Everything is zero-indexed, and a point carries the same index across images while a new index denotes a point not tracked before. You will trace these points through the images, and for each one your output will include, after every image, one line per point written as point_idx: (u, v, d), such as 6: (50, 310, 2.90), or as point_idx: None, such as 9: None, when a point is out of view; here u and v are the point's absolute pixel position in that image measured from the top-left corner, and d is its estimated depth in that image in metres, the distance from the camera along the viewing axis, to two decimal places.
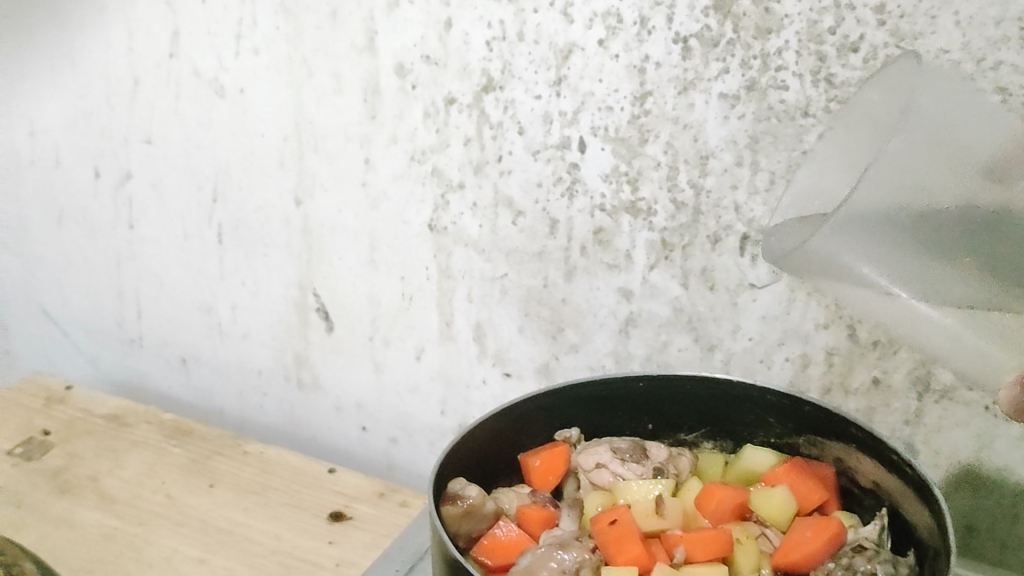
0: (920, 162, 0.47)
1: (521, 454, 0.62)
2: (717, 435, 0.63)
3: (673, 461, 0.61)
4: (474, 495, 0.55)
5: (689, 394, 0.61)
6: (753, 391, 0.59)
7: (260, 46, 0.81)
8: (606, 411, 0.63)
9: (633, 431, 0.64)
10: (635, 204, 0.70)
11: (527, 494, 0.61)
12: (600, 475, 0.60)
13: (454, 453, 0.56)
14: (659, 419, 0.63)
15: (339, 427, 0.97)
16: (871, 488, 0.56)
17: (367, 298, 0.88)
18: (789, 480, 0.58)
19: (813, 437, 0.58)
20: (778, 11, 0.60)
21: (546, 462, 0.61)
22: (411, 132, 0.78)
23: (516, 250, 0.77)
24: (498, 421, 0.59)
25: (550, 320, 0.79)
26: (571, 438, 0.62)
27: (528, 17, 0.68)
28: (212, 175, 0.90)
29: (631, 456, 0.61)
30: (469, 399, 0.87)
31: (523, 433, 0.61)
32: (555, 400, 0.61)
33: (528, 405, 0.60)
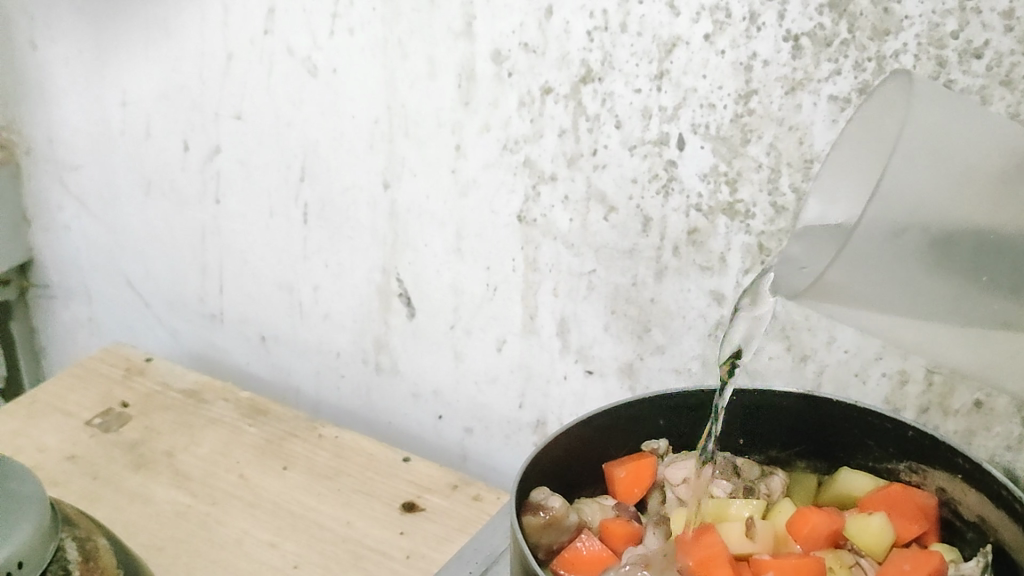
0: (926, 184, 0.45)
1: (606, 465, 0.60)
2: (812, 455, 0.60)
3: (764, 482, 0.59)
4: (557, 506, 0.54)
5: (784, 409, 0.59)
6: (854, 412, 0.57)
7: (355, 26, 0.80)
8: (696, 425, 0.60)
9: (724, 447, 0.62)
10: (734, 205, 0.68)
11: (611, 506, 0.59)
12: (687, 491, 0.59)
13: (537, 461, 0.55)
14: (752, 434, 0.61)
15: (415, 414, 0.96)
16: (976, 522, 0.53)
17: (450, 286, 0.87)
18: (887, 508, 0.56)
19: (915, 463, 0.56)
20: (897, 11, 0.57)
21: (633, 473, 0.59)
22: (505, 121, 0.76)
23: (606, 246, 0.75)
24: (585, 429, 0.57)
25: (637, 319, 0.77)
26: (658, 450, 0.60)
27: (632, 8, 0.66)
28: (300, 154, 0.89)
29: (721, 473, 0.60)
30: (548, 394, 0.86)
31: (610, 443, 0.60)
32: (644, 411, 0.59)
33: (618, 414, 0.58)
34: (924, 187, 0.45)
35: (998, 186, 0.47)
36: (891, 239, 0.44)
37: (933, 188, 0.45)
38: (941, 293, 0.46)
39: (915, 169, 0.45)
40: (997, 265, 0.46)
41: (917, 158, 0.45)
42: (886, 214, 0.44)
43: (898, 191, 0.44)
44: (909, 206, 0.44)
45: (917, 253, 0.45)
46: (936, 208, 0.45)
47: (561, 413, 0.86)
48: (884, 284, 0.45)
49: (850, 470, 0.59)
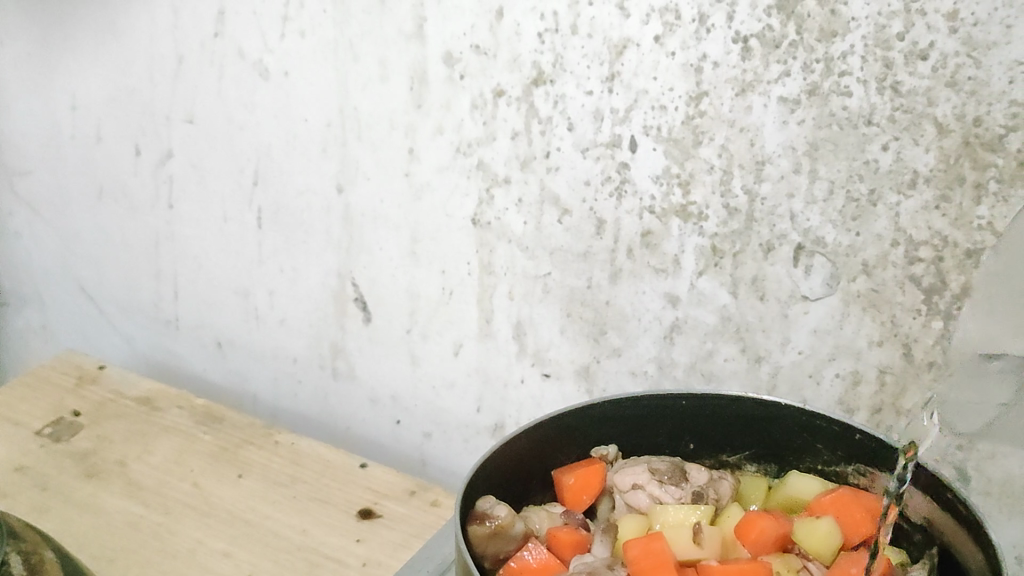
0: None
1: (555, 471, 0.60)
2: (761, 458, 0.60)
3: (713, 486, 0.59)
4: (503, 515, 0.53)
5: (733, 415, 0.59)
6: (802, 415, 0.57)
7: (306, 29, 0.79)
8: (645, 429, 0.60)
9: (673, 450, 0.61)
10: (686, 207, 0.68)
11: (560, 515, 0.59)
12: (637, 498, 0.58)
13: (482, 470, 0.54)
14: (703, 439, 0.60)
15: (373, 419, 0.96)
16: (922, 524, 0.53)
17: (406, 290, 0.86)
18: (836, 511, 0.56)
19: (863, 466, 0.56)
20: (844, 13, 0.57)
21: (581, 481, 0.59)
22: (458, 124, 0.75)
23: (561, 249, 0.75)
24: (530, 436, 0.57)
25: (592, 322, 0.76)
26: (608, 456, 0.60)
27: (582, 10, 0.66)
28: (253, 157, 0.89)
29: (670, 478, 0.59)
30: (505, 398, 0.85)
31: (560, 449, 0.59)
32: (592, 417, 0.59)
33: (565, 420, 0.58)
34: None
35: None
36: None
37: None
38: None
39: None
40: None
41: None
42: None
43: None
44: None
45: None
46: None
47: (518, 417, 0.85)
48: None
49: (798, 473, 0.59)
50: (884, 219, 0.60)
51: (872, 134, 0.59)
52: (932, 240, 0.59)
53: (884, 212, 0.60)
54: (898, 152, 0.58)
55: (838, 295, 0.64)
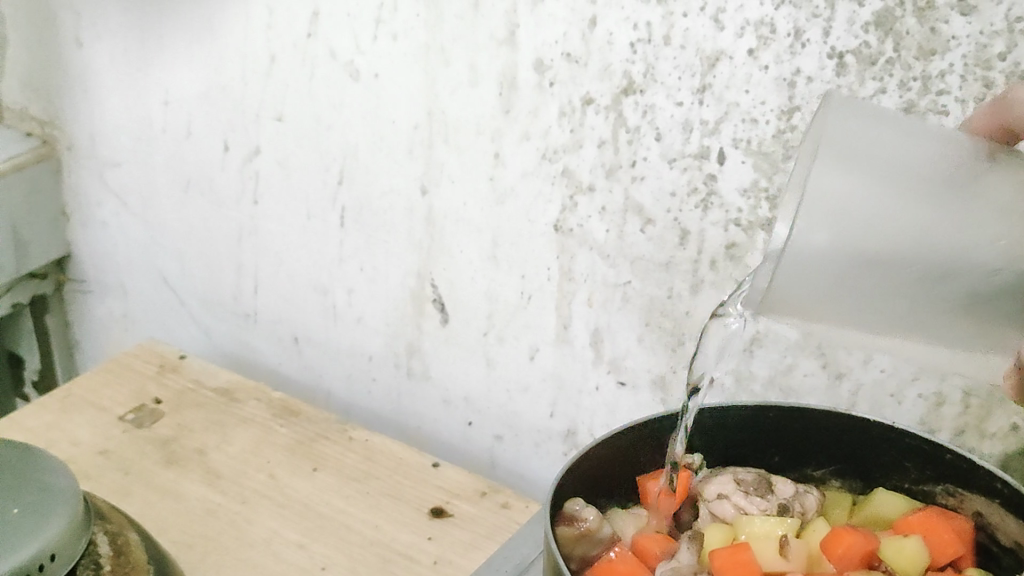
0: (866, 211, 0.46)
1: (640, 476, 0.60)
2: (847, 474, 0.60)
3: (799, 499, 0.58)
4: (591, 519, 0.55)
5: (821, 429, 0.58)
6: (892, 432, 0.56)
7: (399, 32, 0.80)
8: (732, 439, 0.60)
9: (758, 461, 0.61)
10: (772, 221, 0.68)
11: (647, 519, 0.60)
12: (722, 507, 0.59)
13: (573, 472, 0.55)
14: (787, 452, 0.61)
15: (446, 419, 0.96)
16: (1012, 548, 0.53)
17: (485, 293, 0.87)
18: (924, 531, 0.55)
19: (952, 487, 0.55)
20: (944, 31, 0.56)
21: (666, 488, 0.59)
22: (545, 130, 0.76)
23: (643, 259, 0.75)
24: (619, 441, 0.57)
25: (671, 332, 0.77)
26: (693, 464, 0.61)
27: (677, 21, 0.66)
28: (340, 157, 0.90)
29: (756, 489, 0.59)
30: (580, 404, 0.86)
31: (644, 455, 0.60)
32: (680, 425, 0.59)
33: (653, 426, 0.58)
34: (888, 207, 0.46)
35: (902, 185, 0.47)
36: (841, 258, 0.46)
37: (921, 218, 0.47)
38: (918, 303, 0.48)
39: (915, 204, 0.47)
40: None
41: (897, 186, 0.47)
42: (832, 242, 0.46)
43: (823, 215, 0.46)
44: (850, 233, 0.46)
45: (892, 270, 0.47)
46: (905, 234, 0.46)
47: (591, 423, 0.86)
48: (846, 284, 0.47)
49: (885, 491, 0.59)
50: None
51: None
52: None
53: None
54: None
55: None
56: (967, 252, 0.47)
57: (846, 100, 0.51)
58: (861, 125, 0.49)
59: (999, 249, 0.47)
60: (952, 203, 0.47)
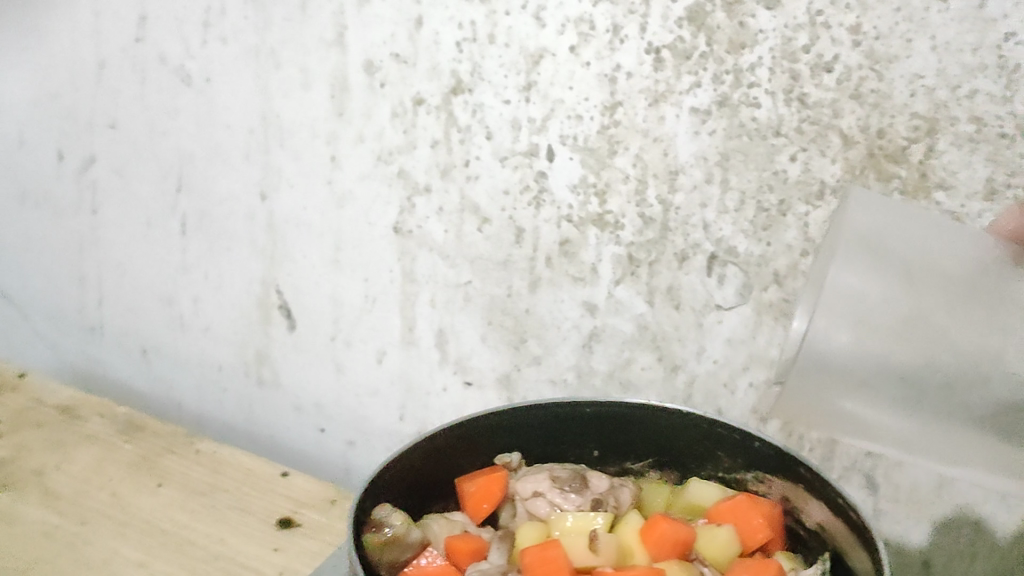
0: (908, 316, 0.50)
1: (458, 479, 0.60)
2: (664, 465, 0.61)
3: (613, 494, 0.59)
4: (398, 524, 0.53)
5: (636, 422, 0.59)
6: (703, 422, 0.57)
7: (228, 36, 0.79)
8: (550, 436, 0.61)
9: (578, 458, 0.62)
10: (602, 217, 0.68)
11: (460, 523, 0.59)
12: (537, 505, 0.59)
13: (384, 480, 0.54)
14: (605, 446, 0.61)
15: (297, 428, 0.95)
16: (816, 530, 0.54)
17: (329, 298, 0.86)
18: (735, 519, 0.56)
19: (762, 473, 0.57)
20: (752, 25, 0.57)
21: (483, 489, 0.59)
22: (379, 131, 0.75)
23: (481, 258, 0.75)
24: (434, 445, 0.57)
25: (513, 330, 0.77)
26: (512, 464, 0.61)
27: (500, 20, 0.66)
28: (177, 164, 0.88)
29: (571, 486, 0.59)
30: (428, 406, 0.85)
31: (463, 456, 0.60)
32: (497, 424, 0.59)
33: (470, 427, 0.58)
34: (935, 310, 0.50)
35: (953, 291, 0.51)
36: (865, 360, 0.51)
37: (967, 329, 0.50)
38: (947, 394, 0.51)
39: (960, 318, 0.50)
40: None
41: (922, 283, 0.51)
42: (866, 347, 0.51)
43: (850, 316, 0.51)
44: (882, 336, 0.51)
45: (927, 375, 0.50)
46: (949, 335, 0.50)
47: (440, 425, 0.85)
48: (869, 388, 0.52)
49: (700, 480, 0.60)
50: (793, 229, 0.61)
51: (781, 145, 0.60)
52: None
53: (793, 221, 0.61)
54: (806, 163, 0.59)
55: (750, 304, 0.65)
56: (1007, 358, 0.49)
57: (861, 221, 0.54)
58: (904, 238, 0.52)
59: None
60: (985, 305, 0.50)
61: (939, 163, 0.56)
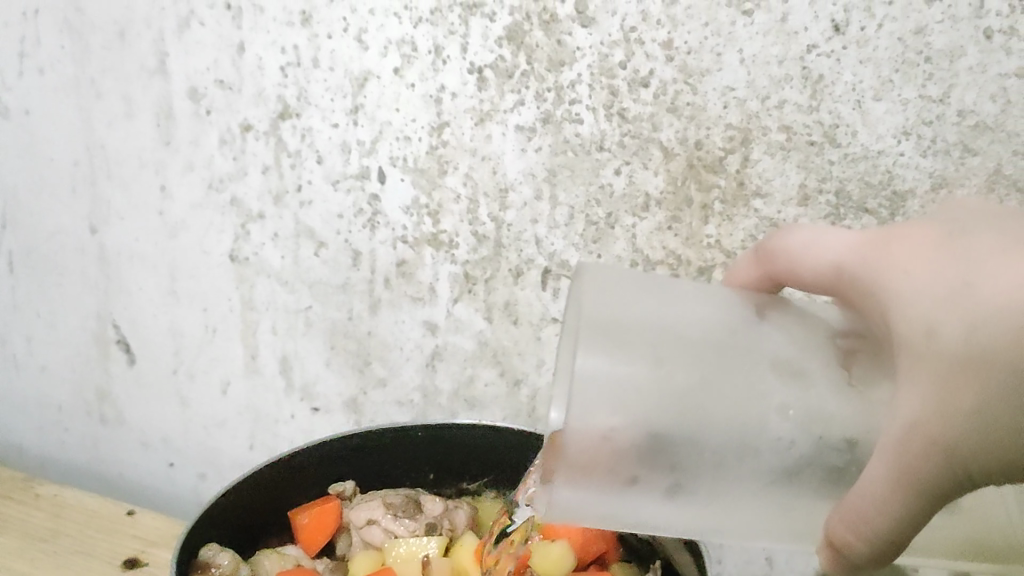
0: (663, 386, 0.38)
1: (290, 511, 0.60)
2: (500, 484, 0.62)
3: (448, 516, 0.59)
4: (226, 563, 0.53)
5: (469, 444, 0.60)
6: (536, 442, 0.59)
7: (45, 66, 0.77)
8: (385, 463, 0.61)
9: (414, 481, 0.63)
10: (437, 236, 0.68)
11: (292, 557, 0.59)
12: (372, 533, 0.59)
13: (210, 518, 0.53)
14: (441, 468, 0.62)
15: (145, 463, 0.92)
16: (647, 539, 0.57)
17: (168, 330, 0.84)
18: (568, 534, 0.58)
19: None
20: (569, 43, 0.58)
21: (316, 520, 0.59)
22: (207, 160, 0.74)
23: (319, 282, 0.74)
24: (265, 477, 0.56)
25: (356, 353, 0.76)
26: (345, 492, 0.60)
27: (322, 43, 0.65)
28: (1, 201, 0.85)
29: (404, 512, 0.59)
30: (276, 434, 0.84)
31: (294, 488, 0.59)
32: (330, 453, 0.59)
33: (301, 458, 0.58)
34: (686, 379, 0.38)
35: (699, 356, 0.39)
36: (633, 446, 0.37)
37: (723, 399, 0.38)
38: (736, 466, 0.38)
39: (719, 386, 0.38)
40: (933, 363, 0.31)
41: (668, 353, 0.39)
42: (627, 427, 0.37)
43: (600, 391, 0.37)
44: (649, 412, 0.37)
45: (686, 451, 0.38)
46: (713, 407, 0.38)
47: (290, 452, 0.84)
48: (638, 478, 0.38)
49: None
50: (622, 241, 0.62)
51: (605, 159, 0.61)
52: (667, 259, 0.62)
53: (621, 234, 0.62)
54: (630, 176, 0.60)
55: None
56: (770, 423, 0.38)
57: (598, 276, 0.43)
58: (626, 300, 0.41)
59: (794, 420, 0.38)
60: (733, 367, 0.39)
61: (755, 171, 0.58)
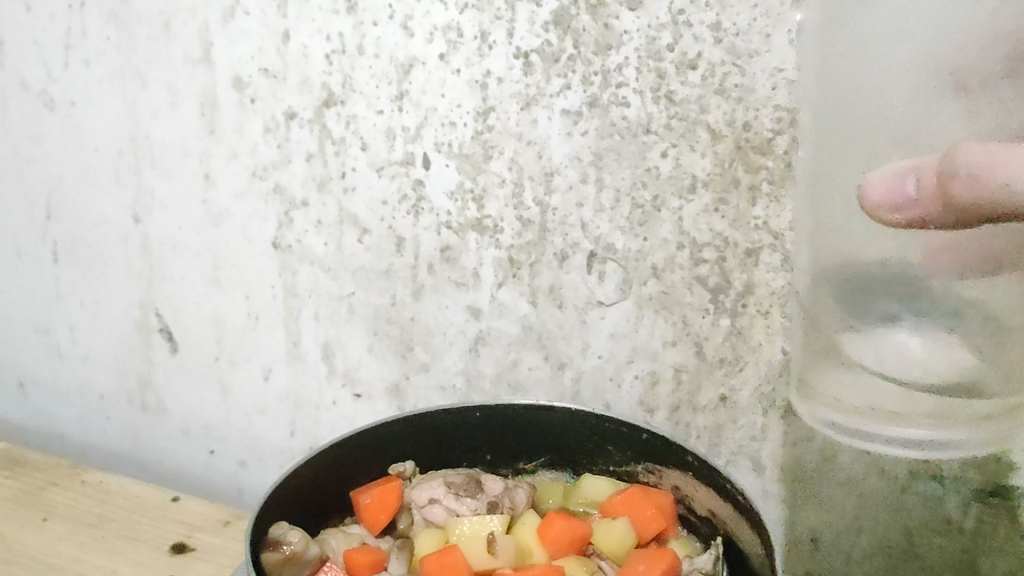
0: None
1: (353, 491, 0.60)
2: (558, 463, 0.63)
3: (509, 496, 0.60)
4: (296, 542, 0.53)
5: (526, 423, 0.61)
6: (593, 420, 0.59)
7: (91, 57, 0.78)
8: (443, 443, 0.62)
9: (472, 462, 0.63)
10: (482, 221, 0.69)
11: (356, 536, 0.59)
12: (434, 512, 0.59)
13: (279, 496, 0.54)
14: (498, 448, 0.62)
15: (187, 452, 0.93)
16: (707, 517, 0.57)
17: (211, 318, 0.84)
18: (630, 512, 0.58)
19: (651, 465, 0.59)
20: (616, 27, 0.59)
21: (378, 500, 0.59)
22: (251, 147, 0.74)
23: (362, 269, 0.75)
24: (330, 456, 0.57)
25: (399, 339, 0.76)
26: (405, 472, 0.61)
27: (368, 30, 0.66)
28: (45, 191, 0.87)
29: (466, 490, 0.60)
30: (318, 421, 0.84)
31: (357, 467, 0.60)
32: (390, 433, 0.60)
33: (362, 438, 0.59)
34: None
35: None
36: None
37: None
38: None
39: None
40: (949, 97, 0.50)
41: None
42: None
43: None
44: None
45: None
46: None
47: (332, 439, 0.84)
48: None
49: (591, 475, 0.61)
50: (668, 224, 0.63)
51: (651, 142, 0.61)
52: (714, 240, 0.62)
53: (667, 216, 0.62)
54: (677, 158, 0.61)
55: (631, 299, 0.66)
56: None
57: None
58: None
59: None
60: None
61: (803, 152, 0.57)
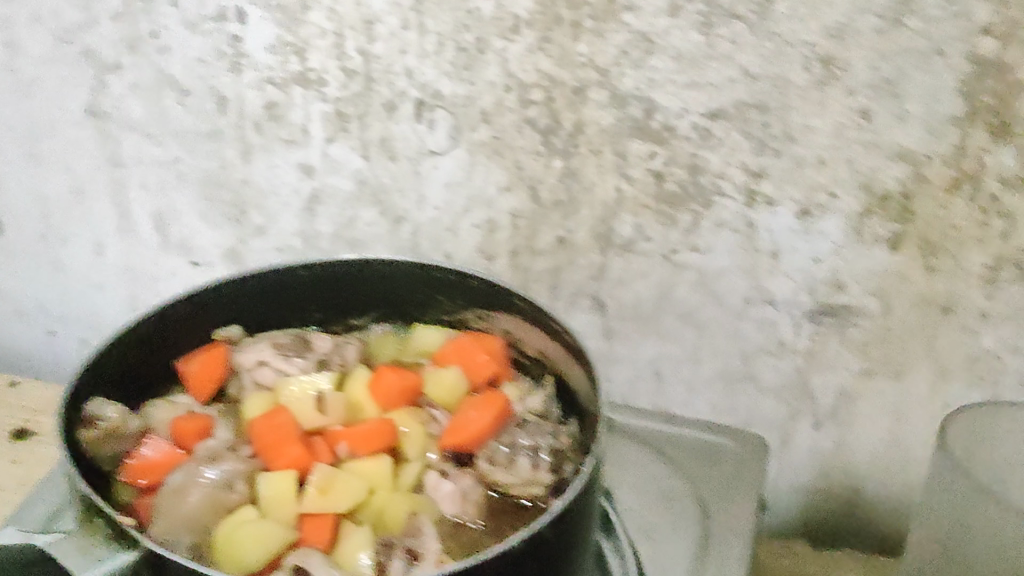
0: None
1: (176, 360, 0.59)
2: (388, 315, 0.62)
3: (339, 353, 0.60)
4: (115, 416, 0.52)
5: (352, 277, 0.59)
6: (420, 271, 0.58)
7: None
8: (269, 304, 0.60)
9: (300, 321, 0.62)
10: (306, 74, 0.65)
11: (183, 405, 0.58)
12: (262, 374, 0.59)
13: (92, 374, 0.51)
14: (326, 305, 0.61)
15: (22, 334, 0.90)
16: (538, 359, 0.58)
17: (31, 194, 0.80)
18: (460, 360, 0.59)
19: (480, 311, 0.59)
20: None
21: (204, 367, 0.58)
22: (53, 9, 0.69)
23: (187, 131, 0.72)
24: (146, 327, 0.55)
25: (231, 203, 0.74)
26: (231, 337, 0.60)
27: None
28: None
29: (294, 350, 0.59)
30: (157, 291, 0.82)
31: (178, 336, 0.58)
32: (210, 299, 0.57)
33: (180, 307, 0.56)
34: None
35: None
36: None
37: None
38: None
39: None
40: None
41: None
42: None
43: None
44: None
45: None
46: None
47: None
48: None
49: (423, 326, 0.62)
50: (494, 66, 0.61)
51: None
52: (541, 82, 0.60)
53: (493, 59, 0.60)
54: None
55: (462, 147, 0.65)
56: None
57: None
58: None
59: None
60: None
61: None
